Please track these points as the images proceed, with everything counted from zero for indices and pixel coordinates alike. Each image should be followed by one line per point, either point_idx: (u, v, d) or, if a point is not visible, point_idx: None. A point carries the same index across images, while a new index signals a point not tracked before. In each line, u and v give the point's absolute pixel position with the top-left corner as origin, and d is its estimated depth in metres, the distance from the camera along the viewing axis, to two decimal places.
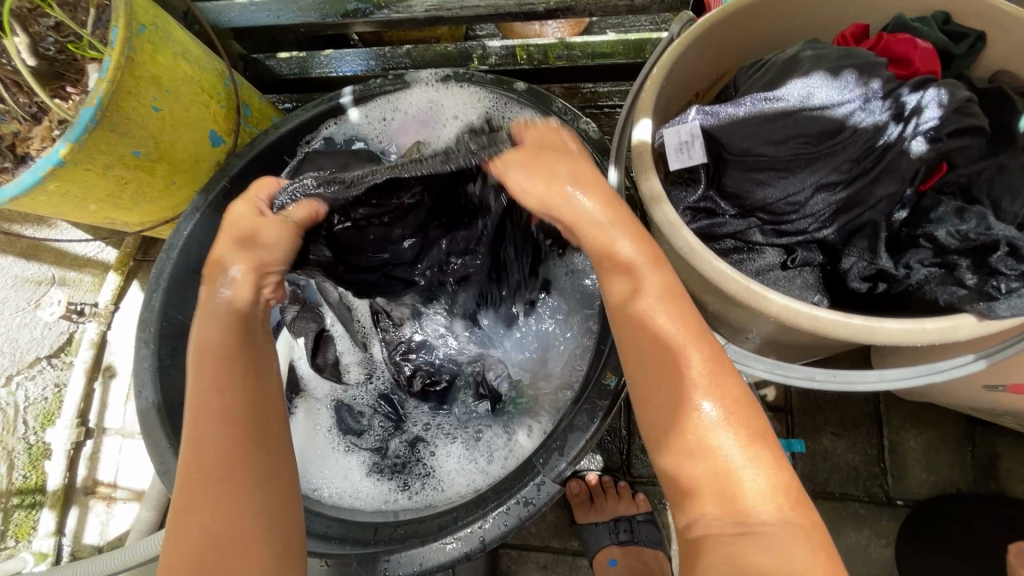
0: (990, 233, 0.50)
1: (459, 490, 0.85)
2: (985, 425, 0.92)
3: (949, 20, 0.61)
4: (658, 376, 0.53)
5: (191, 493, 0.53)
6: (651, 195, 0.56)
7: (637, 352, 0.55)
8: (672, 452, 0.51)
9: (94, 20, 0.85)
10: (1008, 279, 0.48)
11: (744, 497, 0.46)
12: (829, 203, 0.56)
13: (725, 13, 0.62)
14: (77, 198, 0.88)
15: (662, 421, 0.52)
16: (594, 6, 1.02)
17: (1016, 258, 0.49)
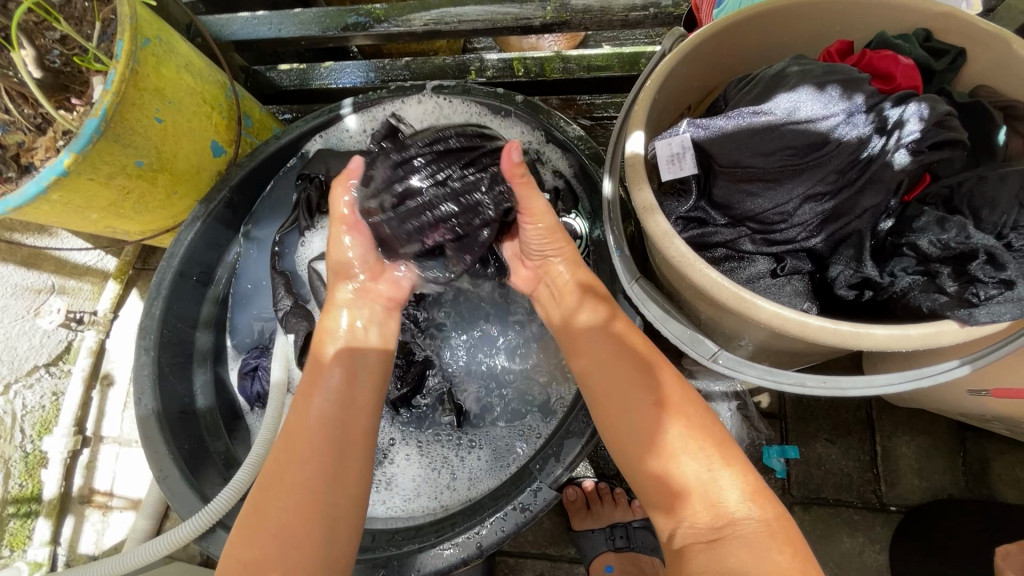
0: (970, 242, 0.51)
1: (426, 502, 0.88)
2: (975, 430, 0.94)
3: (930, 36, 0.63)
4: (625, 392, 0.60)
5: (268, 481, 0.61)
6: (650, 203, 0.58)
7: (601, 370, 0.63)
8: (647, 458, 0.57)
9: (99, 34, 0.87)
10: (987, 287, 0.49)
11: (764, 532, 0.50)
12: (815, 219, 0.58)
13: (715, 29, 0.64)
14: (79, 207, 0.89)
15: (636, 430, 0.58)
16: (589, 20, 1.05)
17: (995, 265, 0.50)
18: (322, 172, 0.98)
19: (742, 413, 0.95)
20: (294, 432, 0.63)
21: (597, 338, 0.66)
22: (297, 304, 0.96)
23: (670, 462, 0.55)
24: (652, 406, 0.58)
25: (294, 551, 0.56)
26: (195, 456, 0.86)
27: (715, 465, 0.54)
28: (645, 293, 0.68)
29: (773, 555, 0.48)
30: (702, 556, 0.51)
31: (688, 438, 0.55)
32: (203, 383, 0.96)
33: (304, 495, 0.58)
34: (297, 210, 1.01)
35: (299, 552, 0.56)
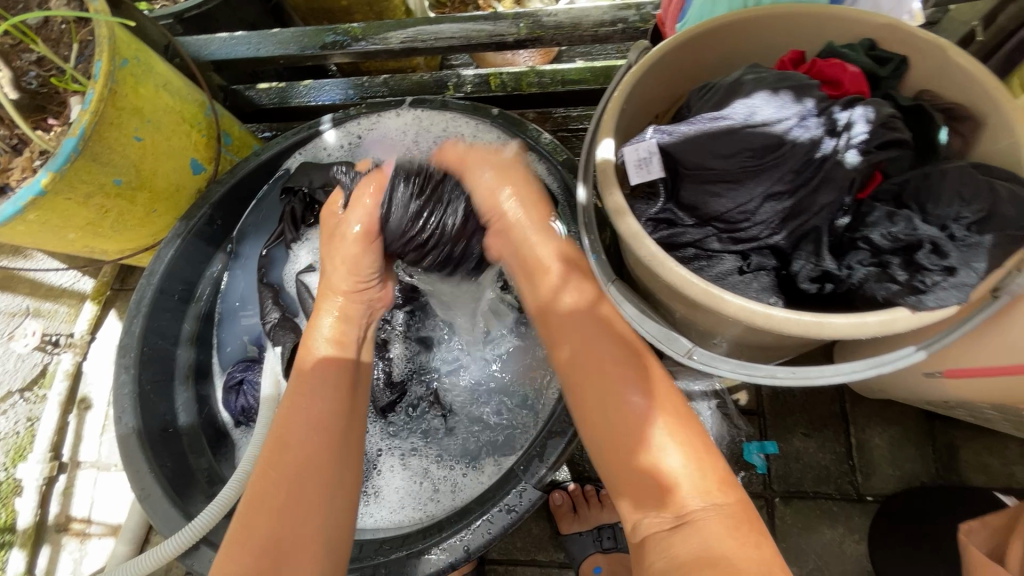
0: (915, 234, 0.55)
1: (413, 512, 0.87)
2: (942, 419, 0.98)
3: (875, 45, 0.68)
4: (599, 376, 0.62)
5: (257, 485, 0.61)
6: (605, 180, 0.62)
7: (581, 347, 0.65)
8: (627, 453, 0.57)
9: (77, 55, 0.88)
10: (932, 274, 0.52)
11: (718, 517, 0.52)
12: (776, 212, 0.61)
13: (677, 41, 0.67)
14: (55, 226, 0.89)
15: (616, 422, 0.59)
16: (561, 36, 1.09)
17: (940, 254, 0.53)
18: (306, 184, 1.01)
19: (722, 412, 0.99)
20: (284, 432, 0.65)
21: (575, 317, 0.67)
22: (286, 316, 0.99)
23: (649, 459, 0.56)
24: (638, 398, 0.59)
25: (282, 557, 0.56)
26: (178, 472, 0.86)
27: (692, 461, 0.55)
28: (621, 294, 0.67)
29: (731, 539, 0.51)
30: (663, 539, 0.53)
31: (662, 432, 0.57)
32: (186, 401, 0.95)
33: (303, 498, 0.60)
34: (281, 224, 1.03)
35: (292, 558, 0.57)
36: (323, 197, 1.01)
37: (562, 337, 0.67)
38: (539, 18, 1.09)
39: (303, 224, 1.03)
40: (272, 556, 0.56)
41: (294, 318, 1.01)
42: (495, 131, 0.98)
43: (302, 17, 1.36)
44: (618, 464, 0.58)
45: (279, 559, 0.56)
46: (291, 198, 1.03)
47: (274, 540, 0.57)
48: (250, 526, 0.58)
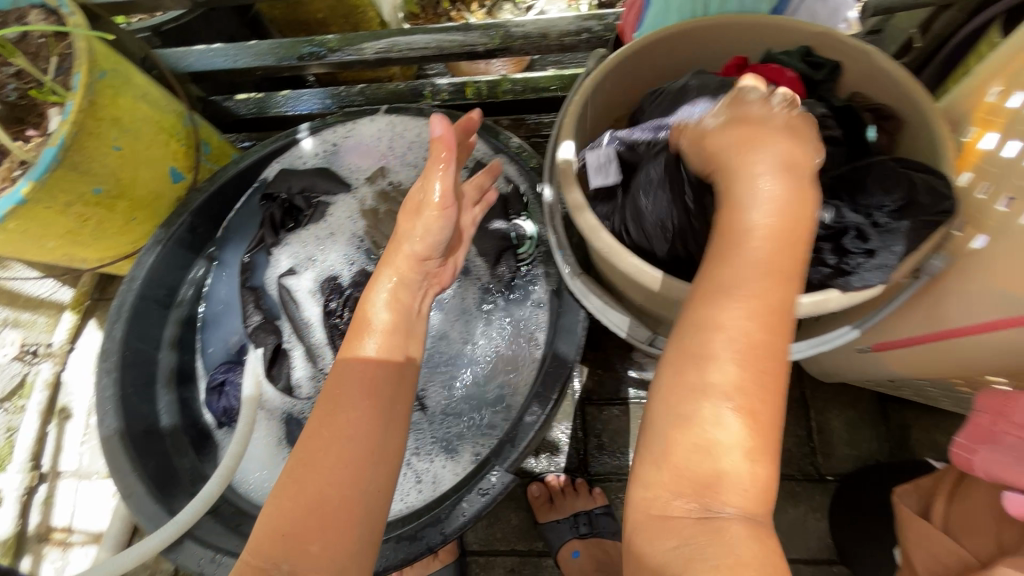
0: (842, 222, 0.61)
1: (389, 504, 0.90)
2: (895, 401, 1.04)
3: (811, 52, 0.73)
4: (707, 337, 0.48)
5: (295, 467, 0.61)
6: (746, 134, 0.53)
7: (717, 302, 0.49)
8: (676, 407, 0.48)
9: (56, 68, 0.90)
10: (857, 256, 0.59)
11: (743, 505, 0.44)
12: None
13: (632, 49, 0.72)
14: (35, 235, 0.91)
15: (701, 373, 0.47)
16: (529, 46, 1.14)
17: (863, 238, 0.59)
18: (285, 190, 1.05)
19: None
20: (330, 410, 0.64)
21: (749, 248, 0.49)
22: (267, 320, 1.02)
23: (693, 420, 0.46)
24: (738, 364, 0.46)
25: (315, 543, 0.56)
26: (162, 472, 0.87)
27: (750, 450, 0.45)
28: (587, 287, 0.75)
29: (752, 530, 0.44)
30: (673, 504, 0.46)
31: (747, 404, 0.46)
32: (168, 404, 0.97)
33: (347, 465, 0.61)
34: (261, 229, 1.05)
35: (323, 547, 0.56)
36: (302, 203, 1.06)
37: (726, 260, 0.50)
38: (508, 28, 1.14)
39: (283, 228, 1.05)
40: (314, 512, 0.57)
41: (276, 321, 1.03)
42: None
43: (279, 29, 1.39)
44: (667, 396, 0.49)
45: (317, 520, 0.57)
46: (271, 203, 1.07)
47: (315, 500, 0.58)
48: (293, 483, 0.59)
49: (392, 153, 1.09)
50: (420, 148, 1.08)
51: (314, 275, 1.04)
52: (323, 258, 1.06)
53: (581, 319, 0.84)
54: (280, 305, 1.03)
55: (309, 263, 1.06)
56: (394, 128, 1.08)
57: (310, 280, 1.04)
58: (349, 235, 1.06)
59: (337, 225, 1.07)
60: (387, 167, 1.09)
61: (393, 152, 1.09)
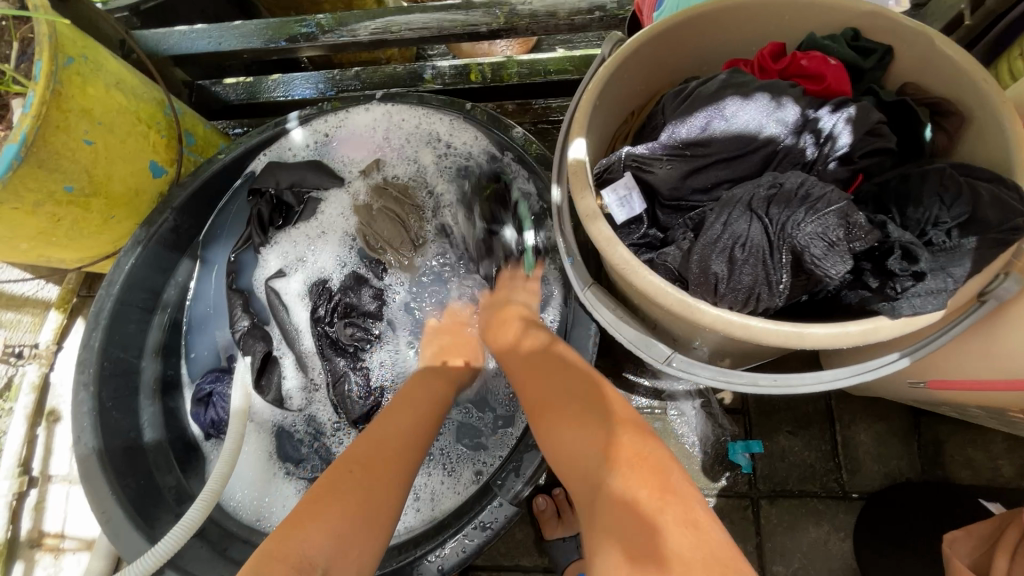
0: (887, 239, 0.52)
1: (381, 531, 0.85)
2: (927, 415, 0.97)
3: (858, 35, 0.64)
4: (566, 406, 0.60)
5: (324, 488, 0.60)
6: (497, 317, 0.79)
7: (550, 397, 0.62)
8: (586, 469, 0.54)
9: (18, 53, 0.82)
10: (903, 279, 0.50)
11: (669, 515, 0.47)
12: (820, 232, 0.49)
13: (654, 33, 0.64)
14: (3, 237, 0.84)
15: (573, 441, 0.56)
16: (537, 25, 1.04)
17: (910, 259, 0.50)
18: (273, 185, 0.97)
19: (707, 411, 0.98)
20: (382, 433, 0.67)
21: (538, 354, 0.68)
22: (254, 325, 0.95)
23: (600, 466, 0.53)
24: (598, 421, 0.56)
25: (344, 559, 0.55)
26: (144, 492, 0.83)
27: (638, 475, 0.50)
28: (598, 299, 0.67)
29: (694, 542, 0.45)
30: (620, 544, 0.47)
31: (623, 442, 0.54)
32: (152, 416, 0.92)
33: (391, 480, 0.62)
34: (248, 228, 0.98)
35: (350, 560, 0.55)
36: (292, 198, 0.98)
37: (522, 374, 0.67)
38: (515, 5, 1.04)
39: (272, 227, 0.98)
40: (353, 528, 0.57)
41: (264, 326, 0.97)
42: (472, 130, 0.95)
43: (269, 6, 1.30)
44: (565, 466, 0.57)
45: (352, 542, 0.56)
46: (257, 200, 0.99)
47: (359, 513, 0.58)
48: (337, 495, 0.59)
49: (388, 145, 1.00)
50: (420, 139, 1.00)
51: (304, 277, 0.98)
52: (314, 258, 0.98)
53: (592, 334, 0.79)
54: (269, 309, 0.97)
55: (300, 262, 0.98)
56: (393, 117, 0.99)
57: (299, 282, 0.98)
58: (341, 235, 0.99)
59: (328, 224, 0.99)
60: (383, 160, 1.00)
61: (390, 148, 1.00)
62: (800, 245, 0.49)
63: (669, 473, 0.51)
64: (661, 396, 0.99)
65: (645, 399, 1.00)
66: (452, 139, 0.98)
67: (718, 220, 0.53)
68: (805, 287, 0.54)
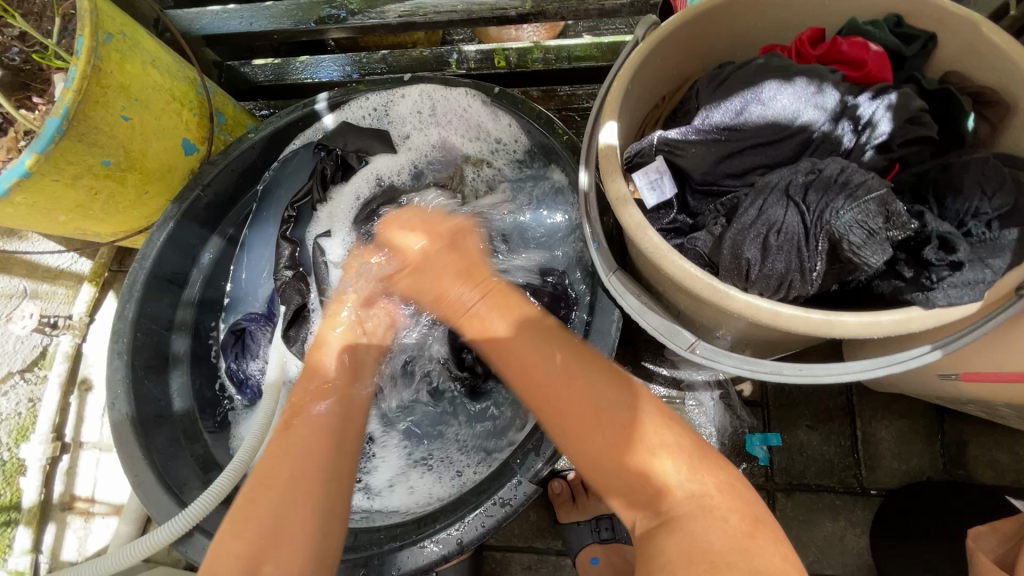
0: (923, 228, 0.51)
1: (400, 503, 0.86)
2: (953, 414, 0.95)
3: (901, 22, 0.63)
4: (584, 391, 0.58)
5: (240, 509, 0.56)
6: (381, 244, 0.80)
7: (564, 381, 0.59)
8: (619, 462, 0.55)
9: (59, 30, 0.84)
10: (939, 270, 0.50)
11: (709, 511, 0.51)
12: (858, 220, 0.48)
13: (691, 15, 0.63)
14: (44, 209, 0.87)
15: (604, 441, 0.55)
16: (566, 10, 1.03)
17: (947, 249, 0.50)
18: (341, 146, 0.98)
19: (726, 402, 0.98)
20: (288, 435, 0.63)
21: (516, 337, 0.64)
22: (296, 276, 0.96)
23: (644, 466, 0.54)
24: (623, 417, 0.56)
25: (279, 561, 0.53)
26: (173, 459, 0.86)
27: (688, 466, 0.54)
28: (623, 285, 0.67)
29: (752, 539, 0.50)
30: (671, 536, 0.51)
31: (655, 437, 0.55)
32: (181, 386, 0.95)
33: (308, 486, 0.58)
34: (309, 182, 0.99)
35: (276, 568, 0.53)
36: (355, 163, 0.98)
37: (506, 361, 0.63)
38: None
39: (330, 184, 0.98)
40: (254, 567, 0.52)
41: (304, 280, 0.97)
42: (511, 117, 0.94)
43: None
44: (586, 449, 0.57)
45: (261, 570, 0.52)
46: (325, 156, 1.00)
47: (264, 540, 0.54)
48: (232, 532, 0.55)
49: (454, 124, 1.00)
50: (468, 122, 0.99)
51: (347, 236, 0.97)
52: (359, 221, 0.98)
53: (616, 319, 0.79)
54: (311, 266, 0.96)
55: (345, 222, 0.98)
56: (448, 100, 0.97)
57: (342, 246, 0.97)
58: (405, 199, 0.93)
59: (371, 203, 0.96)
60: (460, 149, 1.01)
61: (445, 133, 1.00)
62: (838, 233, 0.48)
63: (725, 475, 0.55)
64: (680, 386, 0.99)
65: (663, 388, 0.99)
66: (495, 127, 0.98)
67: (753, 205, 0.52)
68: (838, 275, 0.53)
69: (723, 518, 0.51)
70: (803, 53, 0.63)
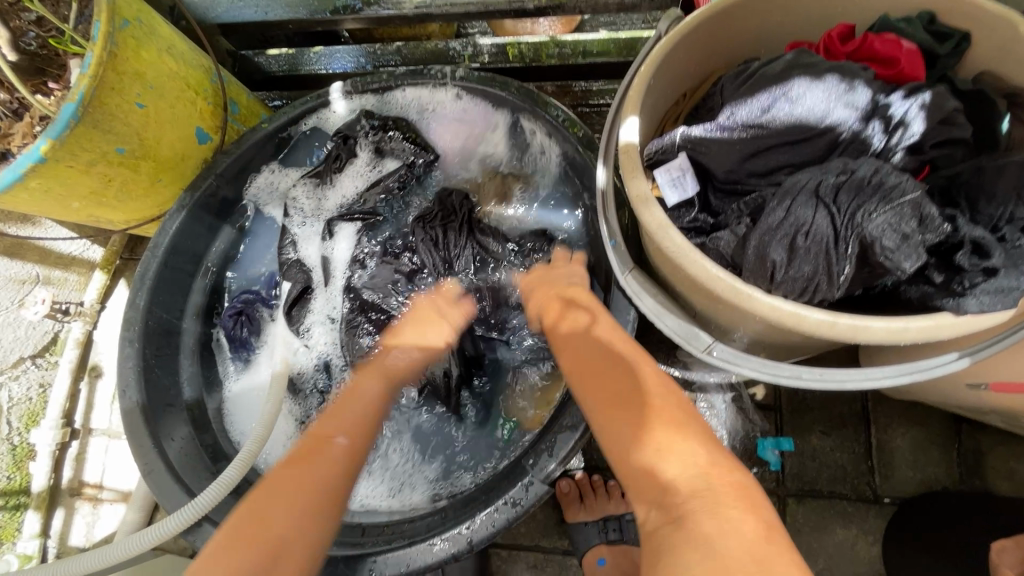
0: (955, 233, 0.50)
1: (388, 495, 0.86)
2: (971, 423, 0.93)
3: (934, 19, 0.61)
4: (613, 387, 0.59)
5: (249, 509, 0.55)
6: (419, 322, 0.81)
7: (598, 382, 0.61)
8: (628, 444, 0.53)
9: (76, 15, 0.84)
10: (972, 275, 0.48)
11: (713, 507, 0.46)
12: (892, 223, 0.47)
13: (714, 11, 0.62)
14: (58, 196, 0.87)
15: (619, 430, 0.55)
16: (585, 4, 1.01)
17: (981, 254, 0.48)
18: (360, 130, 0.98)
19: (738, 406, 0.97)
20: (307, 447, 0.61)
21: (574, 336, 0.68)
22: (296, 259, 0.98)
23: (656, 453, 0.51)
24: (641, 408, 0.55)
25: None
26: (184, 449, 0.85)
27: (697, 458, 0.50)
28: (639, 285, 0.66)
29: (748, 535, 0.44)
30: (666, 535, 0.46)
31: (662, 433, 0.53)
32: (191, 375, 0.94)
33: (310, 501, 0.56)
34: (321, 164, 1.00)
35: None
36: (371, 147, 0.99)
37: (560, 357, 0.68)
38: None
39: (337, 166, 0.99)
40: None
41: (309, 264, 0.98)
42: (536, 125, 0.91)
43: None
44: (611, 441, 0.55)
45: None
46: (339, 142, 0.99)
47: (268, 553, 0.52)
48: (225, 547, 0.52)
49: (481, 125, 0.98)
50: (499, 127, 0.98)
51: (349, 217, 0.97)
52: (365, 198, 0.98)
53: (631, 319, 0.77)
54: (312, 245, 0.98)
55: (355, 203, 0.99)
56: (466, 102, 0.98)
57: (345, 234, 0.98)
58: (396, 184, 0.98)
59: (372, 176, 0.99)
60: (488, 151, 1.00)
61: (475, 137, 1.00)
62: (870, 236, 0.47)
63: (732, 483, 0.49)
64: (692, 387, 0.96)
65: None
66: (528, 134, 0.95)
67: (780, 206, 0.51)
68: (867, 279, 0.52)
69: (726, 511, 0.45)
70: (833, 51, 0.61)
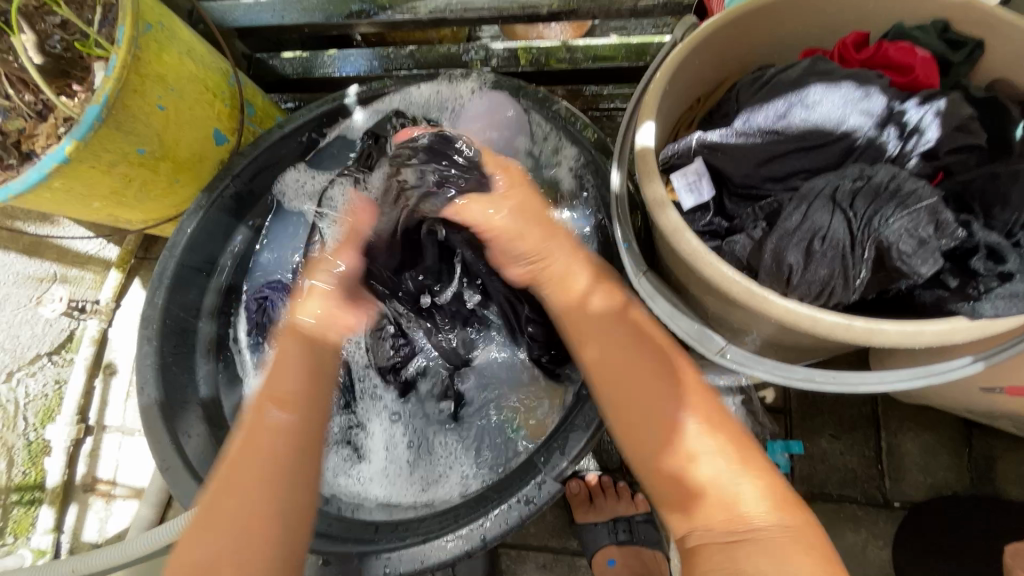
0: (970, 238, 0.51)
1: (402, 492, 0.86)
2: (981, 428, 0.93)
3: (948, 27, 0.62)
4: (651, 382, 0.60)
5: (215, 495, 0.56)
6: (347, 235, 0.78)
7: (635, 380, 0.60)
8: (671, 450, 0.57)
9: (100, 19, 0.85)
10: (987, 280, 0.49)
11: (778, 533, 0.51)
12: (907, 229, 0.48)
13: (730, 17, 0.62)
14: (80, 195, 0.89)
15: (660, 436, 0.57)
16: (598, 9, 1.03)
17: (995, 260, 0.50)
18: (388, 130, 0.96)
19: (748, 408, 0.95)
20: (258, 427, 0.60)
21: (603, 320, 0.66)
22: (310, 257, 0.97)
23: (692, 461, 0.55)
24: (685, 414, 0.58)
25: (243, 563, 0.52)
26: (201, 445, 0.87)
27: (733, 463, 0.55)
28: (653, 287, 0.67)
29: (798, 556, 0.49)
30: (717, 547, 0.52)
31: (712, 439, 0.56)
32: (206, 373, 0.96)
33: (266, 480, 0.56)
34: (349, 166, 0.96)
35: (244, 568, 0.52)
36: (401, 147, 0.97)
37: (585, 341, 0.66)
38: None
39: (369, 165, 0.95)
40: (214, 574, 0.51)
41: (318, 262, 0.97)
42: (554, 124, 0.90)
43: None
44: (647, 439, 0.58)
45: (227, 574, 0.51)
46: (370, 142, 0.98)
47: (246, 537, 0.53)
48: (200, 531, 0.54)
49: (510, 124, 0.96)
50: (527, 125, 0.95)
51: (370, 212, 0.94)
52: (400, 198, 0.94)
53: None
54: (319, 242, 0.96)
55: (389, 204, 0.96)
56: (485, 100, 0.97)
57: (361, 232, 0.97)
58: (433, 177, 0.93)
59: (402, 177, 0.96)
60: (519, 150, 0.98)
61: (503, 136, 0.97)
62: (887, 241, 0.48)
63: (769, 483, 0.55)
64: None
65: None
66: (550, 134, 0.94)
67: (796, 211, 0.52)
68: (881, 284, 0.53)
69: (773, 529, 0.52)
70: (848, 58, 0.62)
